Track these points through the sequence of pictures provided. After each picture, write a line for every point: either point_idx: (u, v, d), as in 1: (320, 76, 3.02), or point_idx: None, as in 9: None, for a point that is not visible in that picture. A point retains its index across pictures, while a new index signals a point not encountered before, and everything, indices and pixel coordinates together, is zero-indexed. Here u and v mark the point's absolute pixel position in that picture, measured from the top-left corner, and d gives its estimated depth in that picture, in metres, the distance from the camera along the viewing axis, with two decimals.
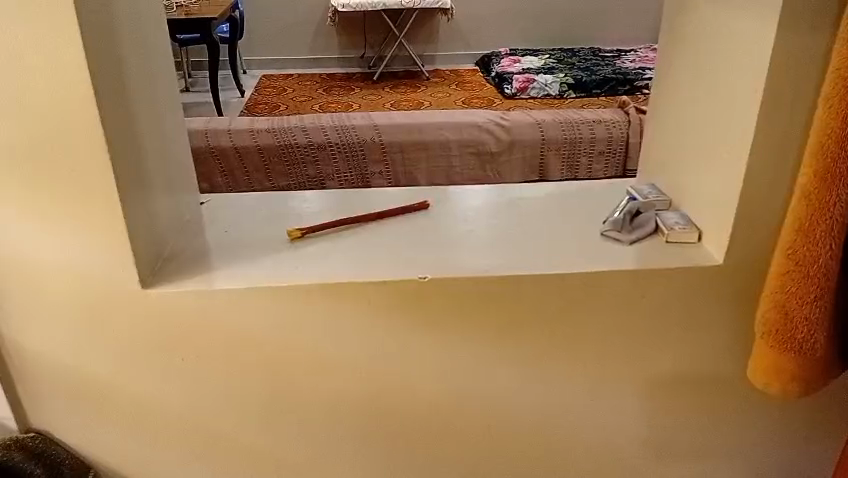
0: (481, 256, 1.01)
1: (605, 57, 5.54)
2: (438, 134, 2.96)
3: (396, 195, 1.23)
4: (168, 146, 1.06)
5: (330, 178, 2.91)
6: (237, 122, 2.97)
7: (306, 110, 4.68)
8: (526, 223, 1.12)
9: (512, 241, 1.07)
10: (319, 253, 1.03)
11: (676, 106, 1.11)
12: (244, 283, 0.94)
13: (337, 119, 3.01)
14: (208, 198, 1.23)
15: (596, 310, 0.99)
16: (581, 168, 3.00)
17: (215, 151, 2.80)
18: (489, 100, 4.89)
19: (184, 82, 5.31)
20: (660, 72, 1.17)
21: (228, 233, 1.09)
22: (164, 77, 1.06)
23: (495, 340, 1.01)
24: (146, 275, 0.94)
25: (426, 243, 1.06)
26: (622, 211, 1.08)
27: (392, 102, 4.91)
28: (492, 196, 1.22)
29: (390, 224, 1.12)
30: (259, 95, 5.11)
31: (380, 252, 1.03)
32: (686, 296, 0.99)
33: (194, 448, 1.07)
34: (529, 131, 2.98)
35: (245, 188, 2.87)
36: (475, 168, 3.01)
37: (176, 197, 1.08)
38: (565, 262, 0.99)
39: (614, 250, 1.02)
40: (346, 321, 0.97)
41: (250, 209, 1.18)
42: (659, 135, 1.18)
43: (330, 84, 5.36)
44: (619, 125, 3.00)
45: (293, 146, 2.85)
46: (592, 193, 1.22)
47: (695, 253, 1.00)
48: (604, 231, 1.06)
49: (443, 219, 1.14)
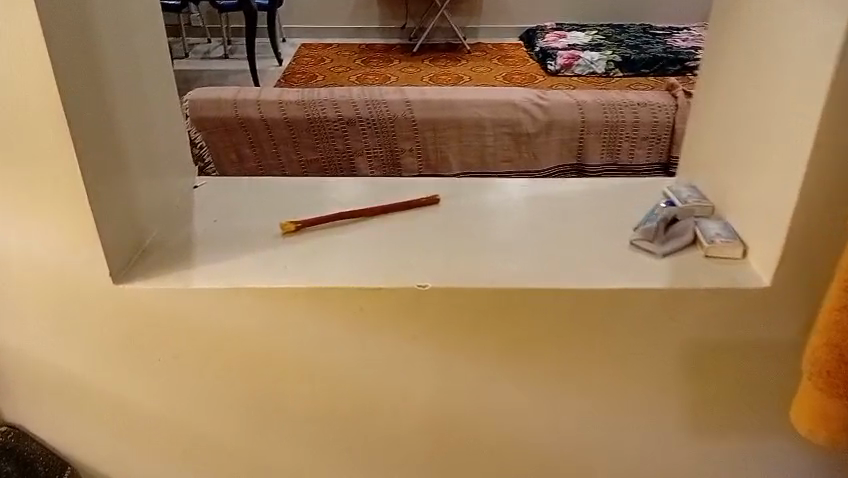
0: (491, 263, 0.90)
1: (656, 35, 5.30)
2: (472, 112, 2.82)
3: (408, 186, 1.12)
4: (152, 128, 0.97)
5: (358, 154, 2.81)
6: (268, 91, 2.88)
7: (342, 81, 4.58)
8: (546, 224, 1.00)
9: (526, 244, 0.96)
10: (312, 251, 0.93)
11: (725, 100, 0.97)
12: (223, 284, 0.85)
13: (369, 92, 2.89)
14: (204, 182, 1.14)
15: (619, 332, 0.88)
16: (622, 152, 2.84)
17: (243, 121, 2.73)
18: (531, 76, 4.72)
19: (223, 49, 5.25)
20: (708, 60, 1.04)
21: (217, 223, 1.00)
22: (149, 51, 0.97)
23: (503, 359, 0.90)
24: (117, 269, 0.86)
25: (432, 243, 0.96)
26: (657, 217, 0.95)
27: (429, 76, 4.77)
28: (512, 191, 1.10)
29: (397, 220, 1.01)
30: (296, 64, 5.02)
31: (380, 251, 0.93)
32: (723, 321, 0.87)
33: (178, 450, 0.99)
34: (568, 111, 2.83)
35: (273, 161, 2.81)
36: (510, 149, 2.87)
37: (163, 183, 1.00)
38: (585, 275, 0.87)
39: (644, 264, 0.90)
40: (334, 330, 0.87)
41: (247, 196, 1.08)
42: (704, 131, 1.05)
43: (369, 55, 5.25)
44: (666, 109, 2.82)
45: (322, 120, 2.76)
46: (626, 192, 1.09)
47: (737, 272, 0.88)
48: (634, 241, 0.93)
49: (454, 217, 1.03)
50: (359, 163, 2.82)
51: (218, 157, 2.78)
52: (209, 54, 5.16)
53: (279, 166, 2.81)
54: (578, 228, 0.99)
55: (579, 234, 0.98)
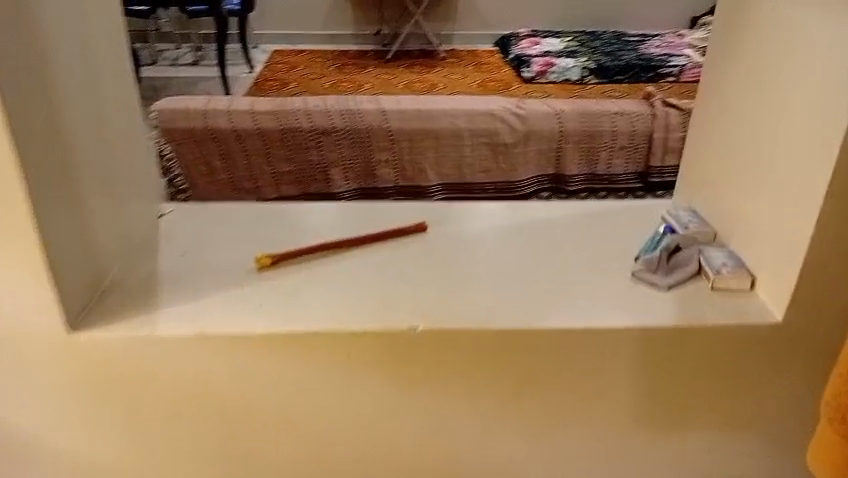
0: (487, 299, 0.84)
1: (629, 42, 5.32)
2: (448, 122, 2.76)
3: (392, 212, 1.05)
4: (114, 151, 0.89)
5: (334, 165, 2.73)
6: (240, 101, 2.79)
7: (316, 89, 4.49)
8: (542, 252, 0.94)
9: (521, 276, 0.89)
10: (292, 288, 0.86)
11: (731, 122, 0.93)
12: (192, 328, 0.77)
13: (344, 101, 2.82)
14: (171, 208, 1.06)
15: (626, 372, 0.82)
16: (601, 161, 2.82)
17: (213, 132, 2.64)
18: (507, 83, 4.69)
19: (192, 56, 5.11)
20: (709, 78, 0.99)
21: (185, 257, 0.92)
22: (110, 66, 0.88)
23: (501, 402, 0.83)
24: (73, 315, 0.77)
25: (422, 278, 0.89)
26: (659, 247, 0.89)
27: (404, 83, 4.71)
28: (503, 217, 1.04)
29: (382, 250, 0.95)
30: (268, 71, 4.92)
31: (367, 286, 0.86)
32: (733, 359, 0.82)
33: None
34: (545, 121, 2.79)
35: (244, 173, 2.70)
36: (488, 159, 2.80)
37: (125, 212, 0.91)
38: (590, 311, 0.82)
39: (649, 299, 0.84)
40: (316, 376, 0.80)
41: (220, 225, 1.00)
42: (705, 152, 1.00)
43: (343, 62, 5.17)
44: (644, 118, 2.83)
45: (296, 130, 2.68)
46: (623, 216, 1.04)
47: (747, 305, 0.83)
48: (636, 272, 0.88)
49: (444, 246, 0.96)
50: (334, 174, 2.73)
51: (187, 169, 2.67)
52: (178, 61, 5.02)
53: (250, 178, 2.70)
54: (575, 257, 0.93)
55: (576, 263, 0.92)
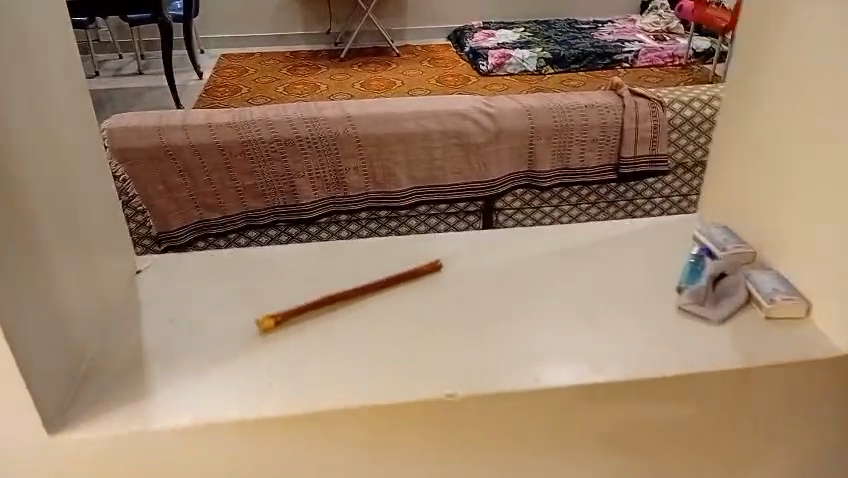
0: (516, 353, 0.79)
1: (582, 29, 5.32)
2: (417, 124, 2.63)
3: (402, 252, 0.98)
4: (83, 212, 0.77)
5: (300, 176, 2.58)
6: (194, 114, 2.62)
7: (271, 93, 4.33)
8: (574, 291, 0.90)
9: (555, 326, 0.84)
10: (306, 356, 0.77)
11: (761, 140, 0.88)
12: (196, 416, 0.68)
13: (306, 108, 2.67)
14: (149, 262, 0.93)
15: (683, 413, 0.78)
16: (573, 155, 2.73)
17: (169, 148, 2.48)
18: (465, 77, 4.62)
19: (135, 64, 4.87)
20: (731, 93, 0.95)
21: (173, 325, 0.81)
22: (73, 114, 0.76)
23: (549, 450, 0.79)
24: (52, 413, 0.67)
25: (452, 331, 0.82)
26: (705, 275, 0.85)
27: (361, 82, 4.58)
28: (527, 250, 0.99)
29: (404, 296, 0.88)
30: (219, 77, 4.72)
31: (382, 349, 0.79)
32: (790, 393, 0.78)
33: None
34: (516, 119, 2.68)
35: (206, 189, 2.55)
36: (460, 160, 2.69)
37: (99, 280, 0.79)
38: (637, 358, 0.78)
39: (701, 335, 0.80)
40: (351, 451, 0.73)
41: (209, 282, 0.90)
42: (730, 169, 0.96)
43: (295, 63, 5.01)
44: (613, 109, 2.73)
45: (257, 142, 2.52)
46: (652, 236, 1.00)
47: (800, 337, 0.78)
48: (682, 305, 0.84)
49: (460, 293, 0.89)
50: (301, 185, 2.60)
51: (144, 190, 2.51)
52: (121, 70, 4.77)
53: (214, 195, 2.56)
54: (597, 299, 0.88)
55: (603, 307, 0.87)
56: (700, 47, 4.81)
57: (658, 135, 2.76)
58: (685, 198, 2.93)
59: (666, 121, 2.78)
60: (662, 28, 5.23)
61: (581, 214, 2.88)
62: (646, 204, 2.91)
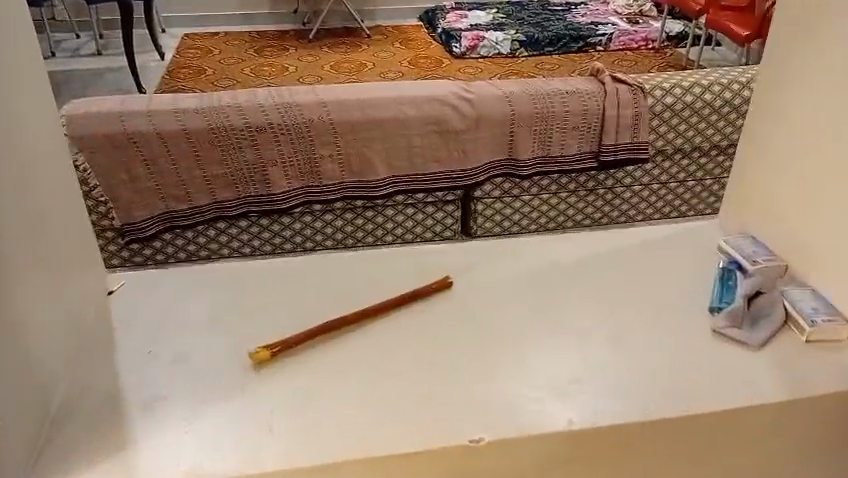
0: (519, 393, 0.77)
1: (555, 11, 5.25)
2: (395, 110, 2.50)
3: (409, 269, 0.96)
4: (57, 232, 0.76)
5: (272, 165, 2.46)
6: (159, 99, 2.47)
7: (238, 75, 4.18)
8: (574, 306, 0.90)
9: (564, 350, 0.84)
10: (295, 384, 0.79)
11: (788, 152, 0.97)
12: (202, 465, 0.70)
13: (277, 92, 2.52)
14: (122, 281, 0.95)
15: (701, 445, 0.79)
16: (553, 144, 2.62)
17: (133, 137, 2.33)
18: (438, 59, 4.53)
19: (92, 44, 4.63)
20: (766, 93, 1.02)
21: (153, 357, 0.83)
22: (43, 125, 0.74)
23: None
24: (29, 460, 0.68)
25: (464, 356, 0.82)
26: (741, 294, 0.87)
27: (331, 63, 4.45)
28: (531, 268, 0.96)
29: (415, 317, 0.88)
30: (182, 57, 4.53)
31: (373, 388, 0.78)
32: (801, 422, 0.80)
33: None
34: (497, 105, 2.56)
35: (172, 179, 2.42)
36: (439, 147, 2.57)
37: (72, 308, 0.79)
38: (645, 388, 0.79)
39: (717, 370, 0.81)
40: None
41: (192, 298, 0.92)
42: (749, 179, 1.05)
43: (262, 44, 4.83)
44: (595, 96, 2.61)
45: (225, 129, 2.38)
46: (655, 252, 1.00)
47: (805, 367, 0.81)
48: (718, 329, 0.85)
49: (455, 316, 0.88)
50: (274, 175, 2.48)
51: (106, 180, 2.37)
52: (78, 51, 4.53)
53: (181, 185, 2.43)
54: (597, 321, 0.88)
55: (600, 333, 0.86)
56: (673, 31, 4.79)
57: (640, 122, 2.62)
58: (666, 186, 2.83)
59: (649, 108, 2.63)
60: (634, 11, 5.20)
61: (562, 204, 2.79)
62: (628, 193, 2.82)
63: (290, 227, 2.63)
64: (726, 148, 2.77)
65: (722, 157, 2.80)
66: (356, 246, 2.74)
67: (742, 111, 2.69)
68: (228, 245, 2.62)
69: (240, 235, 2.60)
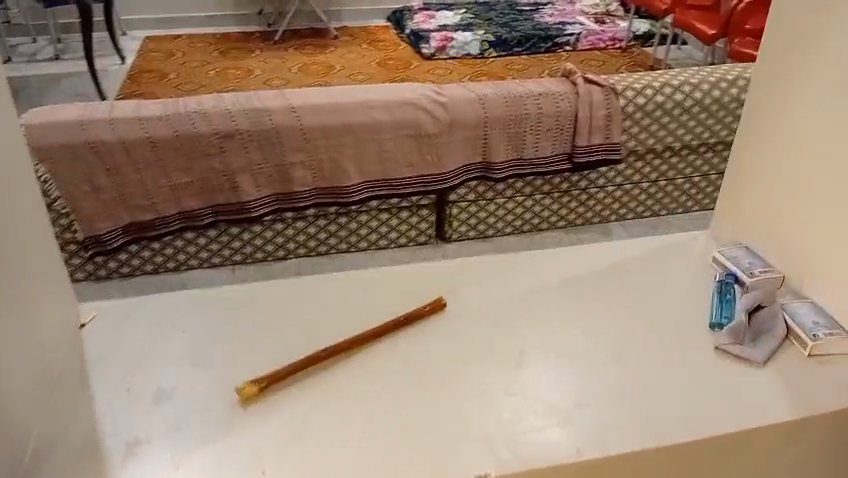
0: (491, 423, 0.84)
1: (522, 11, 5.25)
2: (367, 114, 2.44)
3: (388, 304, 1.03)
4: (34, 269, 0.79)
5: (241, 172, 2.39)
6: (121, 106, 2.38)
7: (202, 79, 4.09)
8: (532, 332, 0.98)
9: (534, 384, 0.90)
10: (286, 413, 0.85)
11: (778, 157, 1.08)
12: None
13: (244, 97, 2.45)
14: (95, 313, 1.02)
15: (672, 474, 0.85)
16: (528, 146, 2.60)
17: (95, 146, 2.24)
18: (407, 60, 4.49)
19: (49, 48, 4.47)
20: (760, 101, 1.12)
21: (131, 396, 0.88)
22: (15, 152, 0.77)
23: None
24: None
25: (433, 383, 0.89)
26: (742, 308, 0.99)
27: (299, 65, 4.38)
28: (493, 298, 1.04)
29: (389, 346, 0.95)
30: (144, 61, 4.41)
31: (360, 413, 0.85)
32: (759, 449, 0.87)
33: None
34: (471, 108, 2.52)
35: (137, 189, 2.34)
36: (413, 151, 2.53)
37: (50, 346, 0.81)
38: (601, 411, 0.86)
39: (674, 397, 0.89)
40: None
41: (176, 328, 0.99)
42: (743, 183, 1.16)
43: (227, 46, 4.73)
44: (567, 97, 2.60)
45: (192, 136, 2.30)
46: (612, 278, 1.09)
47: (747, 389, 0.90)
48: (720, 346, 0.96)
49: (429, 345, 0.95)
50: (243, 183, 2.40)
51: (67, 192, 2.28)
52: (34, 55, 4.38)
53: (146, 194, 2.34)
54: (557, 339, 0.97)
55: (565, 352, 0.95)
56: (640, 30, 4.82)
57: (613, 122, 2.60)
58: (640, 187, 2.81)
59: (621, 108, 2.60)
60: (601, 10, 5.23)
61: (537, 205, 2.76)
62: (602, 194, 2.80)
63: (261, 236, 2.55)
64: (698, 147, 2.77)
65: (694, 157, 2.79)
66: (330, 252, 2.66)
67: (713, 111, 2.69)
68: (197, 256, 2.53)
69: (210, 245, 2.52)
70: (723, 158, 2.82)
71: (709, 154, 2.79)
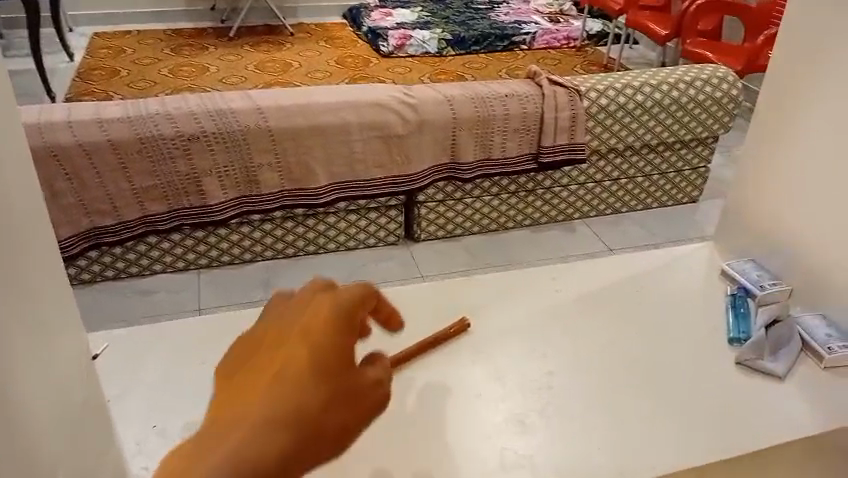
0: (530, 444, 0.82)
1: (479, 10, 5.27)
2: (335, 116, 2.41)
3: (417, 324, 0.99)
4: (26, 237, 0.52)
5: (207, 175, 2.33)
6: (81, 108, 2.30)
7: (156, 77, 3.97)
8: (566, 349, 0.96)
9: (565, 407, 0.87)
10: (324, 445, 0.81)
11: (781, 167, 1.06)
12: None
13: (209, 98, 2.39)
14: (106, 343, 0.97)
15: None
16: (495, 147, 2.60)
17: (53, 150, 2.16)
18: (365, 58, 4.46)
19: None
20: (764, 111, 1.10)
21: (158, 432, 0.84)
22: None
23: None
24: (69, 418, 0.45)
25: (467, 404, 0.87)
26: (761, 325, 0.98)
27: (256, 63, 4.30)
28: (523, 320, 1.00)
29: (422, 368, 0.92)
30: (93, 58, 4.25)
31: (396, 434, 0.83)
32: (779, 463, 0.87)
33: (282, 352, 0.47)
34: (439, 109, 2.50)
35: (98, 192, 2.26)
36: (381, 154, 2.49)
37: (53, 340, 0.53)
38: (635, 431, 0.85)
39: (704, 407, 0.88)
40: None
41: (191, 358, 0.95)
42: (744, 191, 1.15)
43: (180, 43, 4.60)
44: (533, 98, 2.61)
45: (155, 138, 2.24)
46: (635, 290, 1.08)
47: (776, 402, 0.90)
48: (741, 361, 0.95)
49: (457, 367, 0.93)
50: (209, 185, 2.34)
51: None
52: None
53: (107, 198, 2.27)
54: (577, 356, 0.95)
55: (585, 364, 0.94)
56: (593, 29, 4.91)
57: (577, 123, 2.63)
58: (602, 185, 2.87)
59: (585, 110, 2.64)
60: (555, 10, 5.31)
61: (504, 205, 2.78)
62: (567, 193, 2.84)
63: (228, 239, 2.49)
64: (658, 146, 2.83)
65: (654, 156, 2.86)
66: (297, 254, 2.62)
67: (672, 112, 2.75)
68: (161, 260, 2.47)
69: (174, 249, 2.45)
70: (680, 156, 2.91)
71: (667, 153, 2.87)
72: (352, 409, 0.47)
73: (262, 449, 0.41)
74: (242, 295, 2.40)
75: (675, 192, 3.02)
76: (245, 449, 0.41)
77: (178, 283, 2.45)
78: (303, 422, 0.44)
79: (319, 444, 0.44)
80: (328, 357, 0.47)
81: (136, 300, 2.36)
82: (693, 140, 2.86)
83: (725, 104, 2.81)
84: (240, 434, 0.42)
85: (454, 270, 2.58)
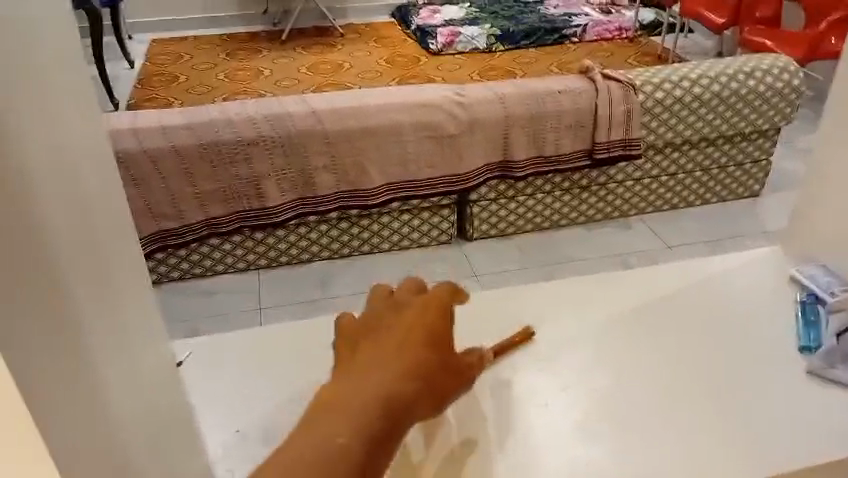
0: (598, 451, 0.83)
1: (528, 4, 5.22)
2: (389, 117, 2.44)
3: (482, 332, 1.01)
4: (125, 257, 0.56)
5: (266, 178, 2.40)
6: (146, 116, 2.40)
7: (213, 81, 4.09)
8: (631, 357, 0.96)
9: (631, 416, 0.88)
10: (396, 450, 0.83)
11: None
12: None
13: (267, 103, 2.45)
14: (189, 351, 1.03)
15: None
16: (548, 144, 2.58)
17: (121, 157, 2.26)
18: (414, 56, 4.49)
19: None
20: (837, 109, 1.07)
21: (240, 437, 0.88)
22: None
23: None
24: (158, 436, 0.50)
25: (534, 409, 0.89)
26: (833, 333, 0.96)
27: (308, 64, 4.38)
28: (586, 327, 1.01)
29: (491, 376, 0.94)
30: (153, 64, 4.41)
31: (464, 438, 0.85)
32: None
33: (399, 330, 0.61)
34: (492, 108, 2.51)
35: (162, 196, 2.35)
36: (434, 154, 2.51)
37: (145, 349, 0.56)
38: (702, 440, 0.84)
39: (774, 418, 0.87)
40: None
41: (267, 366, 0.99)
42: (815, 190, 1.12)
43: (235, 47, 4.72)
44: (587, 94, 2.58)
45: (216, 144, 2.32)
46: (701, 297, 1.07)
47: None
48: (811, 370, 0.93)
49: (521, 374, 0.94)
50: (267, 187, 2.41)
51: None
52: None
53: (171, 202, 2.36)
54: (643, 363, 0.95)
55: (649, 370, 0.94)
56: (646, 20, 4.81)
57: (632, 117, 2.59)
58: (658, 180, 2.81)
59: (641, 103, 2.59)
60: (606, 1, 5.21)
61: (557, 202, 2.76)
62: (622, 189, 2.80)
63: (286, 240, 2.56)
64: (716, 139, 2.76)
65: (712, 149, 2.79)
66: (353, 254, 2.66)
67: (731, 103, 2.68)
68: (223, 261, 2.55)
69: (235, 250, 2.53)
70: (739, 149, 2.83)
71: (726, 146, 2.80)
72: (448, 377, 0.61)
73: (395, 389, 0.55)
74: (300, 294, 2.47)
75: (736, 186, 2.93)
76: (385, 394, 0.53)
77: (239, 283, 2.53)
78: (419, 378, 0.58)
79: (428, 397, 0.58)
80: (438, 334, 0.62)
81: (200, 299, 2.45)
82: (753, 132, 2.78)
83: (787, 94, 2.72)
84: (382, 374, 0.55)
85: (507, 268, 2.58)
